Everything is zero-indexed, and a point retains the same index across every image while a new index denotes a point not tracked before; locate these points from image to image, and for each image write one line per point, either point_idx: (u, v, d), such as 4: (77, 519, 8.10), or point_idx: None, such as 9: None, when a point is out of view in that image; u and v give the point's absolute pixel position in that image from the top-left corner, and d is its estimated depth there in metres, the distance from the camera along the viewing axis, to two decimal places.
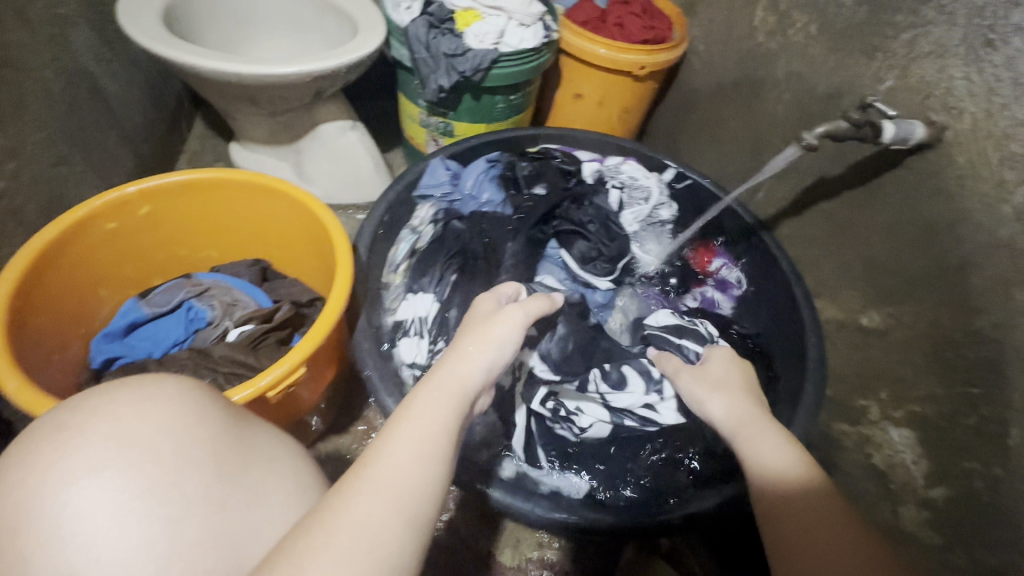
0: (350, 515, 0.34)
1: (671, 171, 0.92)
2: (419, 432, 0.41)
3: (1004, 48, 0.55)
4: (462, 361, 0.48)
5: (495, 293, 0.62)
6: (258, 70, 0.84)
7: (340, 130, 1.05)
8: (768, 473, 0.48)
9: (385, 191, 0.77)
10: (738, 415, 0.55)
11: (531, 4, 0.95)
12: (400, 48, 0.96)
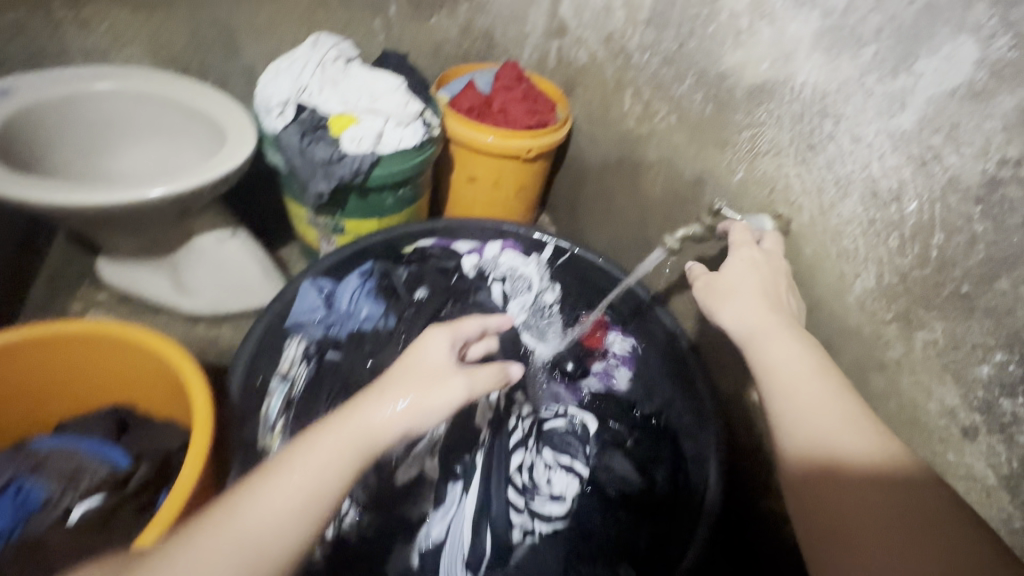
0: (191, 561, 0.38)
1: (548, 247, 0.95)
2: (302, 484, 0.42)
3: (824, 152, 0.60)
4: (379, 414, 0.46)
5: (454, 331, 0.55)
6: (112, 199, 0.79)
7: (218, 241, 0.98)
8: (810, 432, 0.46)
9: (246, 333, 0.70)
10: (781, 352, 0.52)
11: (409, 102, 0.94)
12: (276, 154, 0.94)
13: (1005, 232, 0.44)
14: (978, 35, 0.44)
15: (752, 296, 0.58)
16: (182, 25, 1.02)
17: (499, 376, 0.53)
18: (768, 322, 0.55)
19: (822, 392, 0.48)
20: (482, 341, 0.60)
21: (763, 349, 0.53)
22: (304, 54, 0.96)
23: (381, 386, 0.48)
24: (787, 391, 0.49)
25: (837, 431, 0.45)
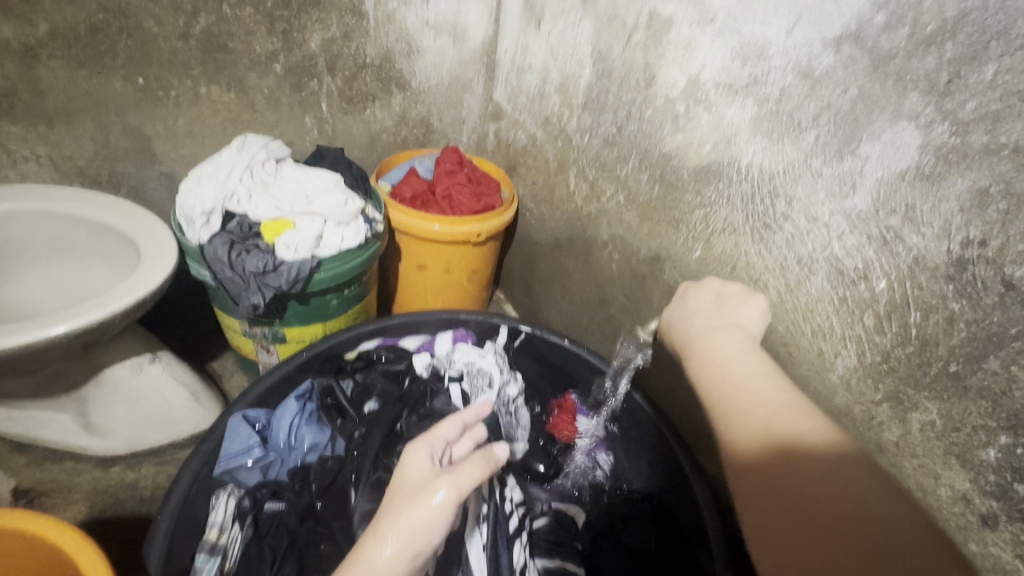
0: None
1: (504, 331, 0.88)
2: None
3: (781, 232, 0.59)
4: (376, 558, 0.38)
5: (429, 440, 0.47)
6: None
7: (134, 369, 0.86)
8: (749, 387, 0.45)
9: (165, 498, 0.59)
10: (713, 333, 0.53)
11: (348, 200, 0.89)
12: (200, 268, 0.85)
13: (985, 311, 0.43)
14: (917, 122, 0.45)
15: (690, 300, 0.59)
16: (89, 136, 0.93)
17: (484, 464, 0.45)
18: (707, 314, 0.56)
19: (756, 363, 0.48)
20: (466, 436, 0.51)
21: (693, 335, 0.54)
22: (229, 159, 0.90)
23: (374, 524, 0.41)
24: (717, 359, 0.49)
25: (784, 398, 0.44)
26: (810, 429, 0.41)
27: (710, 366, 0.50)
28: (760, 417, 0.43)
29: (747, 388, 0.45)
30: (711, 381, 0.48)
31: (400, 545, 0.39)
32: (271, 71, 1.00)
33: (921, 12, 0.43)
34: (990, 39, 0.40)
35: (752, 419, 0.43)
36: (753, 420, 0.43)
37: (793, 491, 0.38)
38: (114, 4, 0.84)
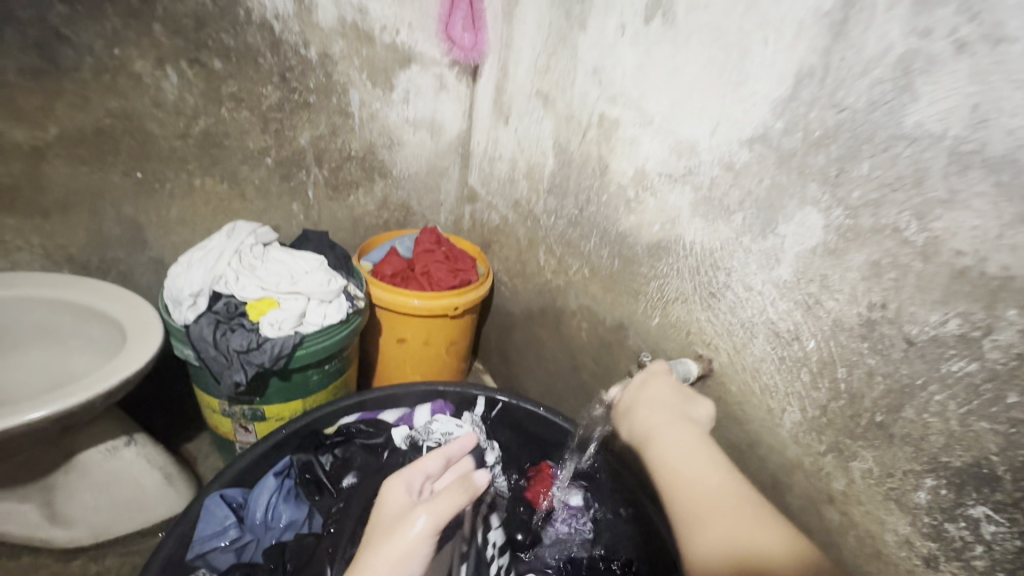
0: None
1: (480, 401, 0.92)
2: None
3: (724, 299, 0.66)
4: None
5: (409, 472, 0.50)
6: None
7: (109, 452, 0.85)
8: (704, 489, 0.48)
9: None
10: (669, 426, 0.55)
11: (332, 279, 0.94)
12: (184, 346, 0.87)
13: (895, 366, 0.49)
14: (818, 207, 0.54)
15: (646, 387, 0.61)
16: (83, 226, 0.97)
17: (462, 491, 0.47)
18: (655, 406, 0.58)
19: (705, 460, 0.50)
20: (448, 471, 0.53)
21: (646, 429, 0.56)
22: (218, 244, 0.95)
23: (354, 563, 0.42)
24: (673, 455, 0.51)
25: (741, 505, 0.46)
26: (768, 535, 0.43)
27: (664, 466, 0.51)
28: (718, 521, 0.45)
29: (703, 489, 0.48)
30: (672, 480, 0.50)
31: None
32: (262, 164, 1.08)
33: (809, 121, 0.53)
34: (859, 143, 0.49)
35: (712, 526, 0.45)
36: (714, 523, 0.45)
37: None
38: (121, 110, 0.92)
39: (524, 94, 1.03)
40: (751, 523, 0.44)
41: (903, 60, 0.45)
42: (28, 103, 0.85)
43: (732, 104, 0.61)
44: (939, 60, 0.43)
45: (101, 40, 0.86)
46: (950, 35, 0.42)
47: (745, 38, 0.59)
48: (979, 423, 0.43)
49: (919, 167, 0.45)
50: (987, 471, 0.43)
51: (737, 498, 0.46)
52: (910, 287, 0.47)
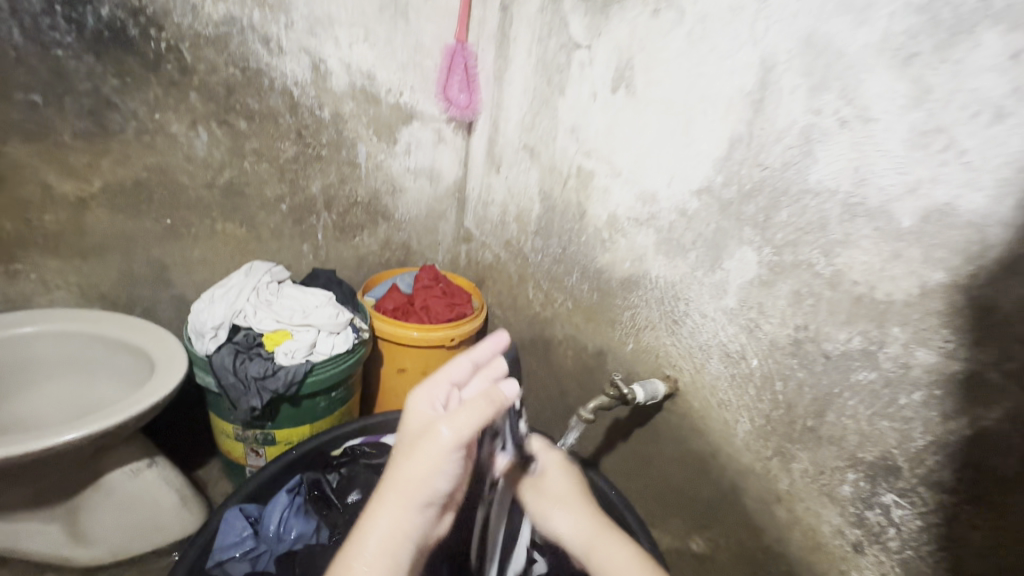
0: None
1: None
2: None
3: (685, 325, 0.76)
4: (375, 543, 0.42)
5: (431, 384, 0.51)
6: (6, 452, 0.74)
7: (132, 473, 0.92)
8: None
9: None
10: (586, 523, 0.55)
11: (339, 312, 1.04)
12: (205, 375, 0.97)
13: (818, 378, 0.58)
14: (752, 247, 0.65)
15: (556, 471, 0.62)
16: (116, 267, 1.08)
17: (486, 402, 0.47)
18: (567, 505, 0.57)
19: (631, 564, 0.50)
20: (476, 376, 0.54)
21: (564, 533, 0.56)
22: (238, 282, 1.05)
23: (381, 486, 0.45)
24: (600, 566, 0.51)
25: None
26: None
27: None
28: None
29: None
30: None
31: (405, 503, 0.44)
32: (277, 210, 1.20)
33: (741, 177, 0.65)
34: (778, 195, 0.60)
35: None
36: None
37: None
38: (157, 165, 1.04)
39: (513, 147, 1.16)
40: None
41: (804, 132, 0.57)
42: (78, 160, 0.97)
43: (683, 161, 0.73)
44: (828, 133, 0.54)
45: (145, 106, 0.99)
46: (834, 114, 0.54)
47: (690, 109, 0.71)
48: (881, 422, 0.53)
49: (821, 215, 0.56)
50: (891, 463, 0.52)
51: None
52: (823, 312, 0.57)
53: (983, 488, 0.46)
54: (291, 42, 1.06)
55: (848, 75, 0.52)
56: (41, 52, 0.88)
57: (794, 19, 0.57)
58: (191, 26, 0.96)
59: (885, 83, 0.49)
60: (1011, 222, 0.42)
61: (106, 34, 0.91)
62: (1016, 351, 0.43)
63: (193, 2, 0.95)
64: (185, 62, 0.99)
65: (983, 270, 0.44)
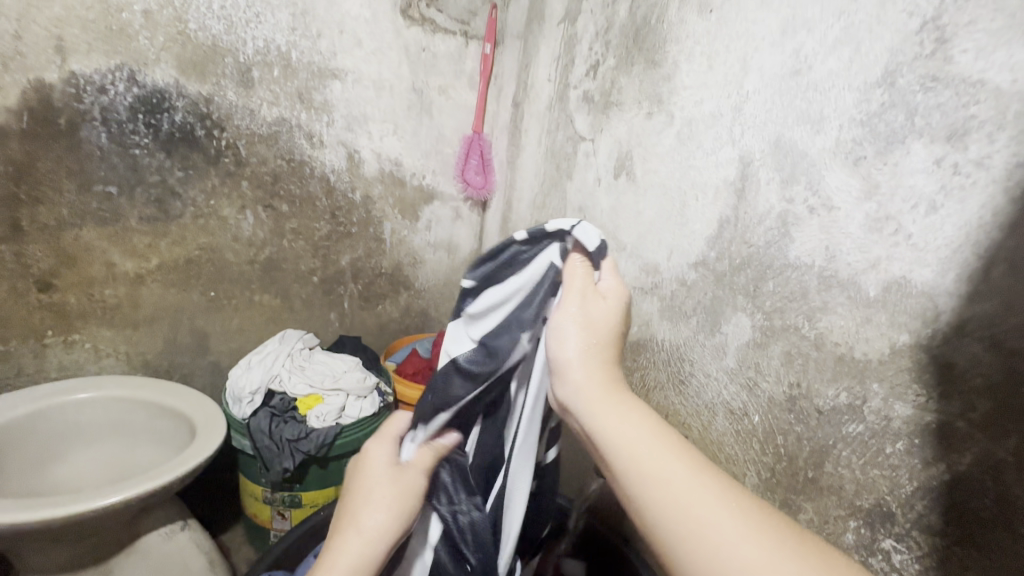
0: None
1: None
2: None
3: (691, 385, 0.83)
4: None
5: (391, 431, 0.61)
6: (62, 511, 0.78)
7: (167, 534, 0.96)
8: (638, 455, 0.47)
9: None
10: (594, 381, 0.53)
11: (367, 376, 1.11)
12: (241, 437, 1.03)
13: (813, 431, 0.65)
14: (744, 313, 0.73)
15: (607, 304, 0.57)
16: (162, 336, 1.17)
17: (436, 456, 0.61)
18: (585, 343, 0.54)
19: (638, 425, 0.49)
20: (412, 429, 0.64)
21: (571, 378, 0.53)
22: (273, 348, 1.13)
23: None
24: (604, 425, 0.50)
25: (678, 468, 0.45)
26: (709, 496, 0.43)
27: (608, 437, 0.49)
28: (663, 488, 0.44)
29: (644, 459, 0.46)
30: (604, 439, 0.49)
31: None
32: (309, 282, 1.31)
33: (732, 252, 0.74)
34: (764, 269, 0.70)
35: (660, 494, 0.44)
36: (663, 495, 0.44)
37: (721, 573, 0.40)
38: (208, 244, 1.16)
39: (525, 223, 1.28)
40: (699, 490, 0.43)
41: (781, 216, 0.67)
42: (141, 241, 1.09)
43: (680, 238, 0.84)
44: (801, 218, 0.65)
45: (203, 194, 1.12)
46: (804, 202, 0.64)
47: (684, 195, 0.83)
48: (873, 470, 0.58)
49: (801, 286, 0.65)
50: (887, 509, 0.57)
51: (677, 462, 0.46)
52: (812, 371, 0.64)
53: (967, 528, 0.51)
54: (331, 137, 1.21)
55: (812, 172, 0.63)
56: (122, 151, 1.02)
57: (765, 126, 0.69)
58: (248, 126, 1.11)
59: (843, 177, 0.60)
60: (956, 292, 0.51)
61: (177, 135, 1.06)
62: (977, 402, 0.49)
63: (251, 107, 1.11)
64: (240, 156, 1.13)
65: (939, 332, 0.52)
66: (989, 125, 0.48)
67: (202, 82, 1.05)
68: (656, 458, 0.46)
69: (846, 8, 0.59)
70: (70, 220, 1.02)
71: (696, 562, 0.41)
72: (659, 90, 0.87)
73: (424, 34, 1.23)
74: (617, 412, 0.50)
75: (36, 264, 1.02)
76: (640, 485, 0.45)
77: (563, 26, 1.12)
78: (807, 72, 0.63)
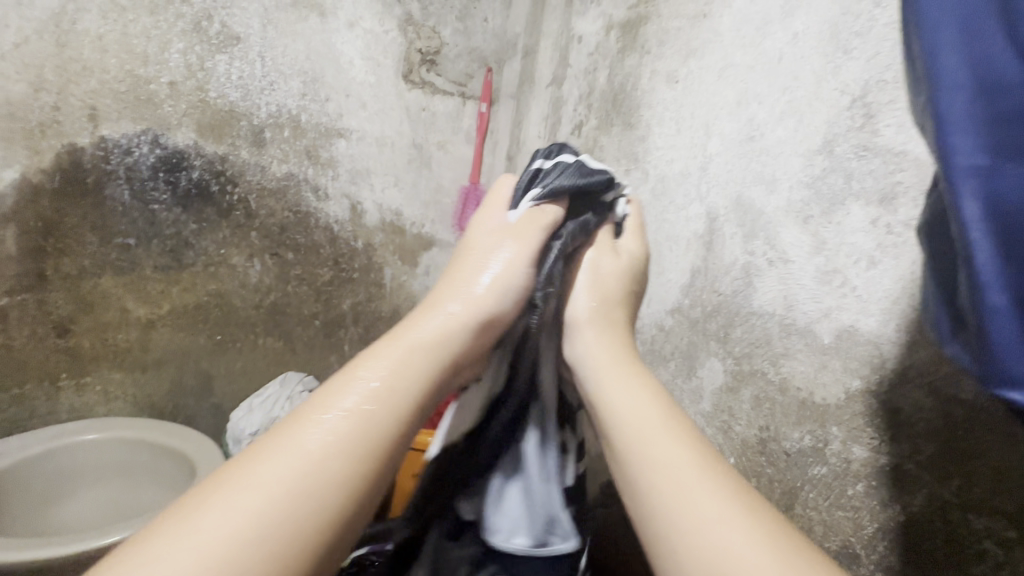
0: (253, 486, 0.40)
1: None
2: (265, 533, 0.38)
3: None
4: (318, 432, 0.43)
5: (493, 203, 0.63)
6: (64, 551, 0.81)
7: None
8: (639, 426, 0.50)
9: None
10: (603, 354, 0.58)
11: None
12: None
13: (783, 473, 0.67)
14: (717, 358, 0.77)
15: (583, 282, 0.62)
16: (169, 378, 1.22)
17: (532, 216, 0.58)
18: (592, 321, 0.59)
19: (645, 408, 0.51)
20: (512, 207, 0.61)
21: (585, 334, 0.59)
22: (274, 391, 1.17)
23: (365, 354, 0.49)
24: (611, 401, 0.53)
25: (671, 446, 0.47)
26: (699, 478, 0.44)
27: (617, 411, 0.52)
28: (665, 467, 0.46)
29: (650, 438, 0.48)
30: (618, 434, 0.51)
31: (367, 399, 0.45)
32: (311, 325, 1.36)
33: (703, 300, 0.79)
34: (732, 316, 0.74)
35: (659, 469, 0.46)
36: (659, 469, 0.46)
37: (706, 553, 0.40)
38: (216, 290, 1.22)
39: None
40: (696, 476, 0.44)
41: (744, 268, 0.72)
42: (155, 288, 1.16)
43: (658, 285, 0.89)
44: (761, 270, 0.69)
45: (214, 244, 1.19)
46: (764, 255, 0.69)
47: (660, 246, 0.88)
48: (838, 512, 0.60)
49: (765, 332, 0.69)
50: (851, 551, 0.59)
51: (686, 462, 0.46)
52: (778, 415, 0.67)
53: (923, 569, 0.53)
54: (335, 190, 1.29)
55: (769, 228, 0.69)
56: (142, 207, 1.10)
57: (727, 184, 0.75)
58: (259, 181, 1.20)
59: (795, 233, 0.65)
60: (897, 341, 0.55)
61: (193, 191, 1.14)
62: (922, 445, 0.53)
63: (263, 164, 1.20)
64: (250, 209, 1.21)
65: (886, 378, 0.56)
66: (913, 190, 0.53)
67: (218, 143, 1.14)
68: (666, 458, 0.46)
69: (789, 85, 0.66)
70: (91, 270, 1.09)
71: (686, 542, 0.41)
72: (636, 149, 0.94)
73: (424, 96, 1.32)
74: (628, 404, 0.52)
75: (56, 310, 1.08)
76: (653, 475, 0.46)
77: (552, 89, 1.21)
78: (760, 138, 0.70)
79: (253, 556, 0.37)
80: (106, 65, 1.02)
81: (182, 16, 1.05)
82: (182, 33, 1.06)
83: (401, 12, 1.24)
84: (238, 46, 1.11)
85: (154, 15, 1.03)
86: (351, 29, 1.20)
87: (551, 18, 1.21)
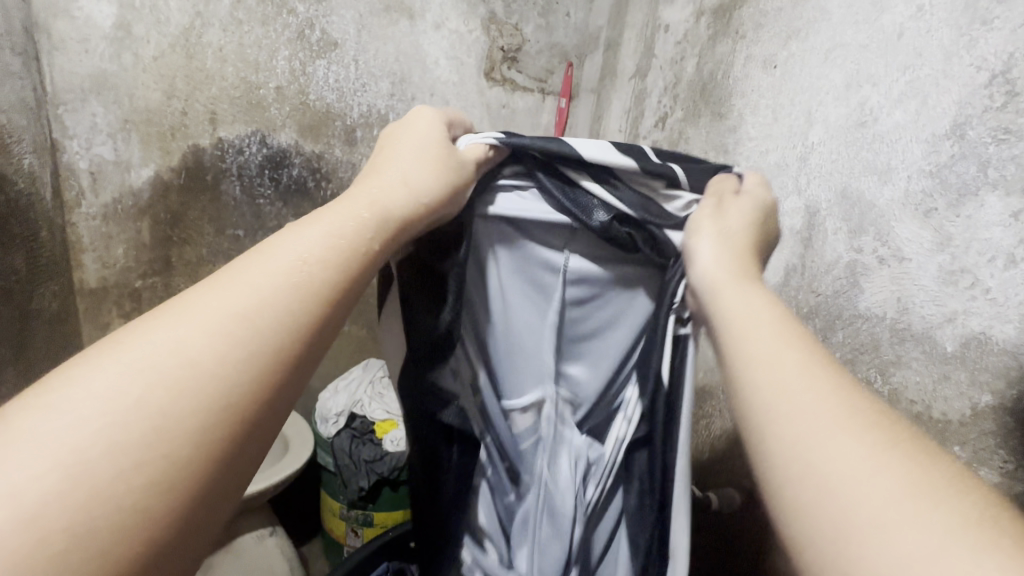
0: (193, 316, 0.34)
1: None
2: (219, 351, 0.33)
3: None
4: (274, 263, 0.38)
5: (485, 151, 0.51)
6: None
7: (258, 538, 1.07)
8: (714, 297, 0.45)
9: None
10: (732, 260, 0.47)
11: None
12: (325, 454, 1.18)
13: None
14: None
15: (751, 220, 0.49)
16: None
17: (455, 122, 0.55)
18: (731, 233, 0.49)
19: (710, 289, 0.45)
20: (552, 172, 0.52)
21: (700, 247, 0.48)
22: (358, 374, 1.24)
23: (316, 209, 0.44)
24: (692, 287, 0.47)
25: (743, 317, 0.42)
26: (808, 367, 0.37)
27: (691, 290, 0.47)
28: (756, 336, 0.40)
29: (733, 313, 0.43)
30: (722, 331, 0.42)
31: (312, 250, 0.39)
32: None
33: (799, 301, 0.73)
34: (833, 318, 0.68)
35: (752, 337, 0.40)
36: (744, 333, 0.41)
37: (802, 420, 0.34)
38: None
39: None
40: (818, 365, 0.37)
41: (849, 266, 0.66)
42: None
43: None
44: (870, 269, 0.63)
45: None
46: (874, 252, 0.63)
47: None
48: None
49: (873, 338, 0.63)
50: None
51: (821, 408, 0.34)
52: None
53: None
54: None
55: (880, 223, 0.62)
56: (250, 201, 1.22)
57: (831, 176, 0.69)
58: (350, 178, 1.28)
59: (914, 229, 0.58)
60: None
61: (293, 187, 1.24)
62: None
63: (354, 162, 1.27)
64: None
65: None
66: None
67: (316, 143, 1.23)
68: (797, 369, 0.37)
69: (912, 62, 0.59)
70: (206, 258, 1.22)
71: (784, 402, 0.36)
72: (726, 141, 0.89)
73: (505, 93, 1.34)
74: (739, 312, 0.42)
75: (179, 293, 1.23)
76: (751, 339, 0.40)
77: (635, 81, 1.18)
78: (873, 124, 0.63)
79: (202, 384, 0.32)
80: (225, 74, 1.13)
81: (289, 26, 1.14)
82: (288, 42, 1.15)
83: (485, 11, 1.26)
84: (336, 51, 1.18)
85: (265, 25, 1.13)
86: (437, 30, 1.24)
87: (636, 10, 1.18)
